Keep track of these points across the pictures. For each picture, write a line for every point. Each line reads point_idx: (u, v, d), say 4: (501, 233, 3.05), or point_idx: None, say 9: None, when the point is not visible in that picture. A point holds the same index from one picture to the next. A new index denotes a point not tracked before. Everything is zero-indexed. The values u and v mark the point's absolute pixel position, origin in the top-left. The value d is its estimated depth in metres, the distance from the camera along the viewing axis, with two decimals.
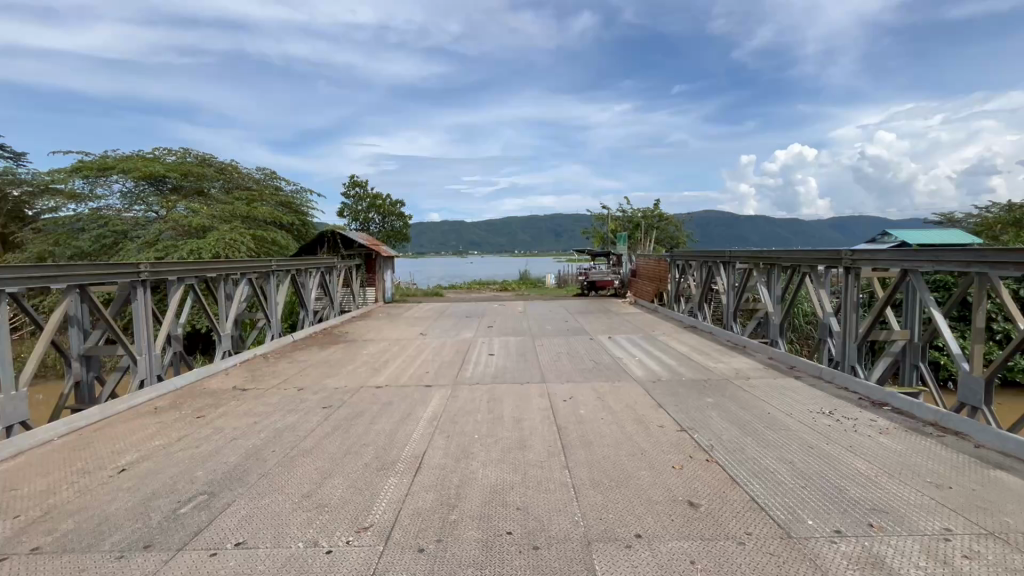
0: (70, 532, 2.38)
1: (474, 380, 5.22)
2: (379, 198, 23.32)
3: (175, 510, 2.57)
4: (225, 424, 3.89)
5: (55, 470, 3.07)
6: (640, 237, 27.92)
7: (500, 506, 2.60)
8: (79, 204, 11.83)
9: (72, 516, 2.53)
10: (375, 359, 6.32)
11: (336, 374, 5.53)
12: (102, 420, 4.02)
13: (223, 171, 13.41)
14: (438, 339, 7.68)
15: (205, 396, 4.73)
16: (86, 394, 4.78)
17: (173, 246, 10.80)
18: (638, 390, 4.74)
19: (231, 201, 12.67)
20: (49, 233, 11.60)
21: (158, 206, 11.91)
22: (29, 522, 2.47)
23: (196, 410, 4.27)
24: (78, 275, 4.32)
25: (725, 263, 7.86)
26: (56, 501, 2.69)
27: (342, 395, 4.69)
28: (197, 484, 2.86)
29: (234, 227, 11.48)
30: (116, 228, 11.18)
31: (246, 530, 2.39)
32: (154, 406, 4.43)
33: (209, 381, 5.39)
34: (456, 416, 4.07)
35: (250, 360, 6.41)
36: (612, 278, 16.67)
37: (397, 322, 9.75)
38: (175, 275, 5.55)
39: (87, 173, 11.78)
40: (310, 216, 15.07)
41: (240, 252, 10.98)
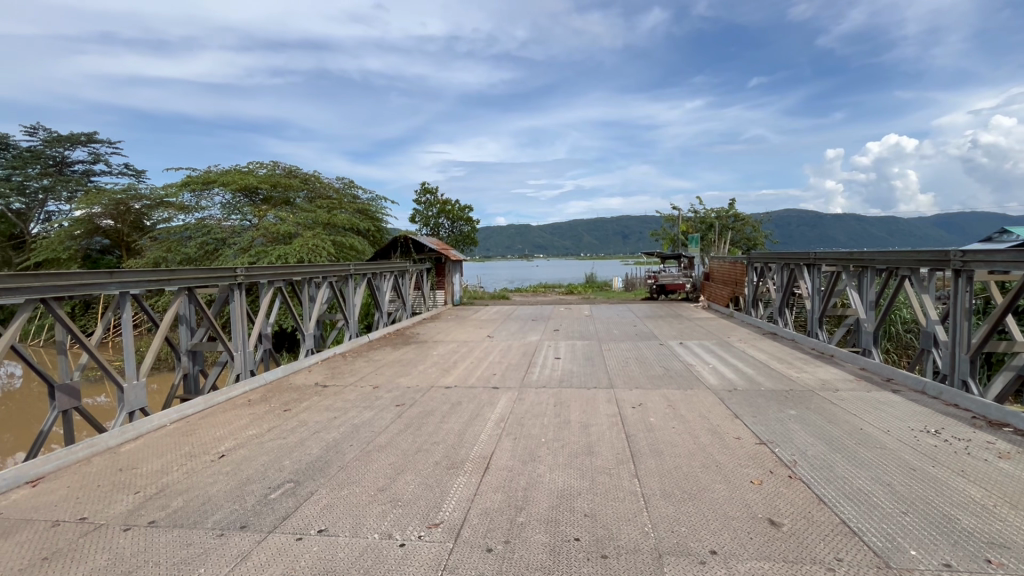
0: (180, 510, 2.65)
1: (540, 384, 5.22)
2: (448, 203, 24.03)
3: (267, 495, 2.80)
4: (309, 418, 4.18)
5: (168, 453, 3.44)
6: (713, 239, 26.69)
7: (568, 511, 2.59)
8: (187, 215, 13.22)
9: (181, 494, 2.82)
10: (445, 360, 6.51)
11: (408, 373, 5.76)
12: (205, 409, 4.45)
13: (307, 181, 14.40)
14: (505, 342, 7.77)
15: (292, 391, 5.11)
16: (193, 385, 5.28)
17: (263, 251, 11.77)
18: (711, 399, 4.53)
19: (315, 209, 13.57)
20: (163, 241, 13.05)
21: (252, 215, 13.02)
22: (147, 498, 2.79)
23: (284, 404, 4.62)
24: (186, 279, 4.82)
25: (809, 265, 7.30)
26: (168, 480, 3.01)
27: (414, 393, 4.89)
28: (285, 472, 3.09)
29: (317, 234, 12.30)
30: (216, 236, 12.40)
31: (327, 518, 2.54)
32: (248, 399, 4.84)
33: (295, 377, 5.82)
34: (524, 418, 4.10)
35: (331, 358, 6.85)
36: (683, 281, 16.06)
37: (466, 324, 9.98)
38: (266, 279, 6.04)
39: (194, 187, 13.16)
40: (384, 222, 15.79)
41: (321, 257, 11.72)
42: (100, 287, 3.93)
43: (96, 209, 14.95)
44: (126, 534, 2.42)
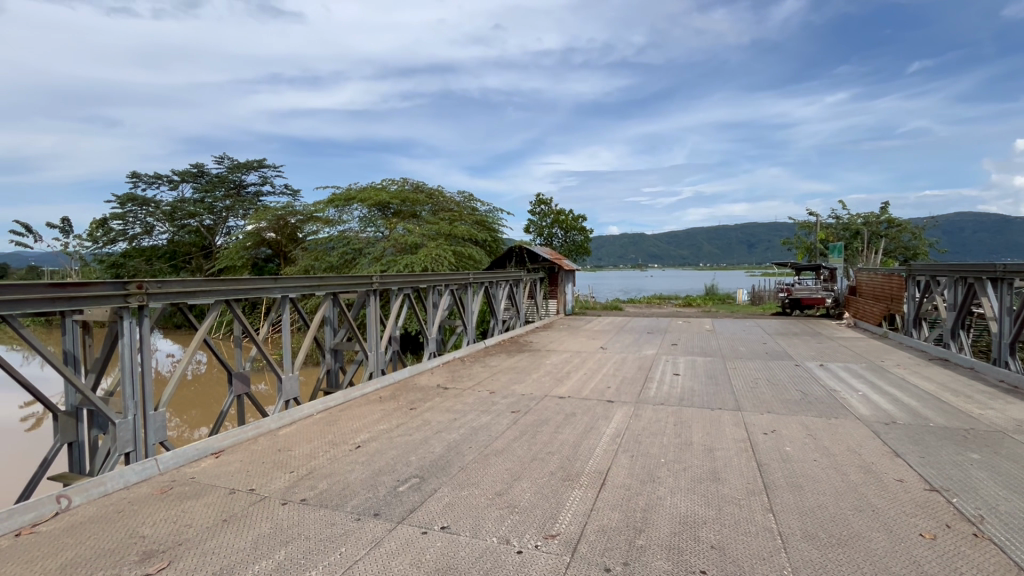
0: (324, 492, 2.97)
1: (658, 401, 4.97)
2: (562, 212, 24.22)
3: (397, 487, 3.02)
4: (432, 418, 4.44)
5: (315, 439, 3.89)
6: (860, 247, 23.46)
7: (691, 540, 2.42)
8: (332, 228, 14.93)
9: (325, 478, 3.16)
10: (558, 369, 6.52)
11: (522, 381, 5.86)
12: (345, 402, 4.96)
13: (432, 195, 15.47)
14: (619, 354, 7.56)
15: (417, 391, 5.48)
16: (334, 380, 5.89)
17: (393, 260, 12.86)
18: (863, 432, 3.96)
19: (438, 221, 14.53)
20: (312, 251, 14.89)
21: (384, 227, 14.31)
22: (299, 478, 3.17)
23: (411, 402, 4.97)
24: (332, 285, 5.46)
25: (996, 280, 6.06)
26: (315, 464, 3.39)
27: (529, 401, 4.95)
28: (411, 467, 3.32)
29: (439, 244, 13.14)
30: (354, 247, 13.81)
31: (449, 516, 2.67)
32: (379, 395, 5.30)
33: (419, 377, 6.24)
34: (642, 435, 3.94)
35: (450, 361, 7.23)
36: (822, 295, 14.31)
37: (578, 334, 9.90)
38: (396, 286, 6.59)
39: (337, 203, 14.85)
40: (500, 233, 16.37)
41: (443, 266, 12.48)
42: (267, 290, 4.60)
43: (263, 224, 17.55)
44: (284, 508, 2.77)
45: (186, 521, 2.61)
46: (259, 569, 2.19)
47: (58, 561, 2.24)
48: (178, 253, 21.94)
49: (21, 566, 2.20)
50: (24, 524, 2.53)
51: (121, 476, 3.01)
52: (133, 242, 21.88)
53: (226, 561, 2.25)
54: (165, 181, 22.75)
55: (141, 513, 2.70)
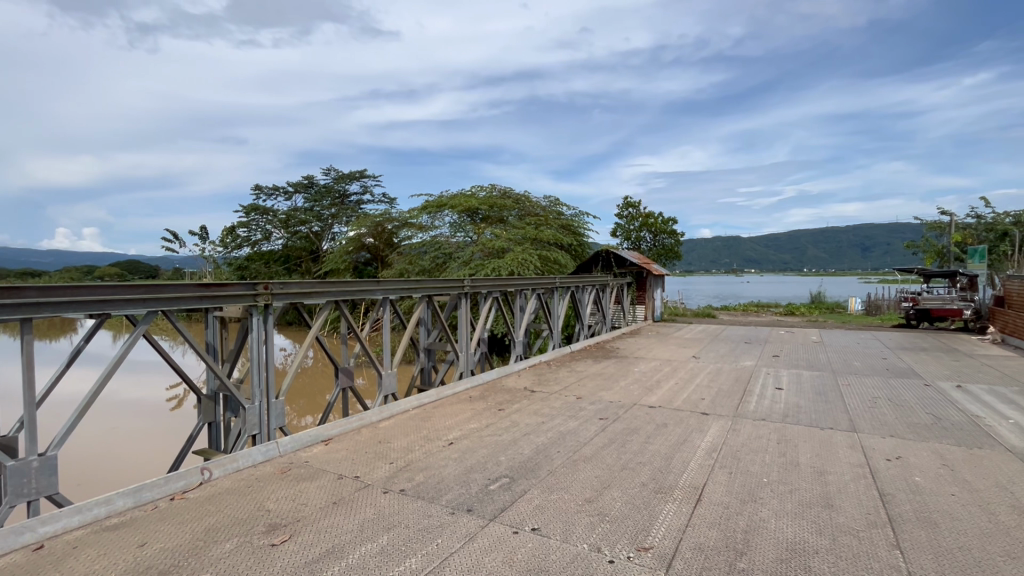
0: (421, 484, 3.13)
1: (758, 416, 4.63)
2: (651, 216, 23.46)
3: (488, 485, 3.10)
4: (520, 420, 4.52)
5: (411, 433, 4.11)
6: (1009, 251, 20.12)
7: (800, 570, 2.23)
8: (424, 233, 15.70)
9: (422, 471, 3.33)
10: (648, 378, 6.32)
11: (610, 388, 5.77)
12: (438, 400, 5.20)
13: (519, 200, 15.74)
14: (713, 364, 7.15)
15: (505, 392, 5.60)
16: (428, 377, 6.19)
17: (481, 264, 13.22)
18: (1015, 466, 3.40)
19: (524, 226, 14.72)
20: (406, 254, 15.76)
21: (473, 232, 14.78)
22: (398, 469, 3.37)
23: (499, 404, 5.09)
24: (428, 288, 5.77)
25: None
26: (412, 457, 3.60)
27: (617, 409, 4.86)
28: (501, 467, 3.39)
29: (525, 249, 13.31)
30: (444, 251, 14.38)
31: (539, 519, 2.69)
32: (469, 395, 5.49)
33: (507, 379, 6.36)
34: (742, 452, 3.70)
35: (537, 365, 7.29)
36: (959, 306, 12.49)
37: (667, 342, 9.50)
38: (486, 289, 6.79)
39: (430, 210, 15.61)
40: (586, 237, 16.22)
41: (529, 270, 12.61)
42: (370, 292, 4.96)
43: (363, 230, 18.89)
44: (386, 496, 2.97)
45: (303, 500, 2.89)
46: (365, 551, 2.37)
47: (203, 525, 2.57)
48: (291, 256, 24.22)
49: (175, 526, 2.56)
50: (175, 490, 2.94)
51: (250, 455, 3.40)
52: (256, 247, 24.59)
53: (337, 539, 2.45)
54: (282, 193, 25.29)
55: (265, 489, 3.02)
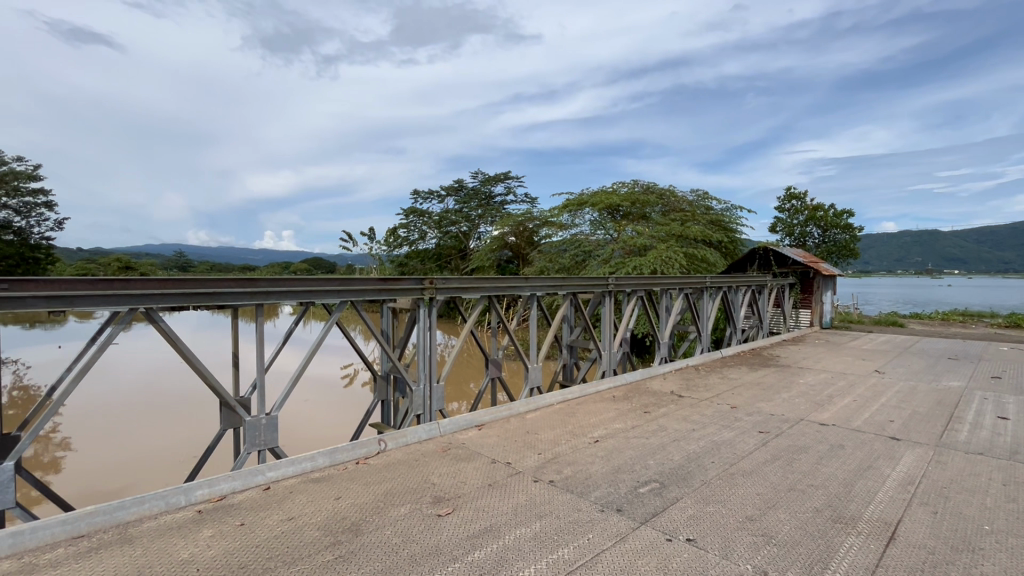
0: (569, 477, 3.19)
1: (971, 449, 3.80)
2: (820, 208, 20.63)
3: (637, 488, 3.04)
4: (668, 424, 4.33)
5: (557, 427, 4.20)
6: None
7: None
8: (565, 231, 15.86)
9: (570, 465, 3.39)
10: (817, 392, 5.58)
11: (771, 399, 5.22)
12: (581, 396, 5.23)
13: (663, 196, 15.09)
14: (904, 382, 6.04)
15: (650, 395, 5.40)
16: (569, 374, 6.26)
17: (622, 262, 12.90)
18: None
19: (669, 223, 14.00)
20: (547, 252, 16.10)
21: (613, 230, 14.50)
22: (546, 460, 3.48)
23: (644, 406, 4.93)
24: (574, 285, 5.80)
25: None
26: (559, 450, 3.68)
27: (780, 423, 4.38)
28: (650, 471, 3.29)
29: (670, 246, 12.69)
30: (584, 249, 14.33)
31: (694, 530, 2.56)
32: (612, 394, 5.41)
33: (651, 381, 6.13)
34: (949, 489, 3.08)
35: (683, 369, 6.90)
36: None
37: (841, 353, 8.27)
38: (631, 288, 6.60)
39: (570, 208, 15.72)
40: (739, 233, 14.87)
41: (673, 268, 11.99)
42: (519, 288, 5.16)
43: (506, 230, 19.77)
44: (536, 485, 3.08)
45: (462, 478, 3.15)
46: (520, 534, 2.49)
47: (382, 488, 2.95)
48: (443, 255, 26.53)
49: (362, 486, 2.98)
50: (359, 456, 3.41)
51: (416, 432, 3.79)
52: (413, 246, 27.31)
53: (494, 519, 2.62)
54: (435, 196, 27.59)
55: (430, 465, 3.35)
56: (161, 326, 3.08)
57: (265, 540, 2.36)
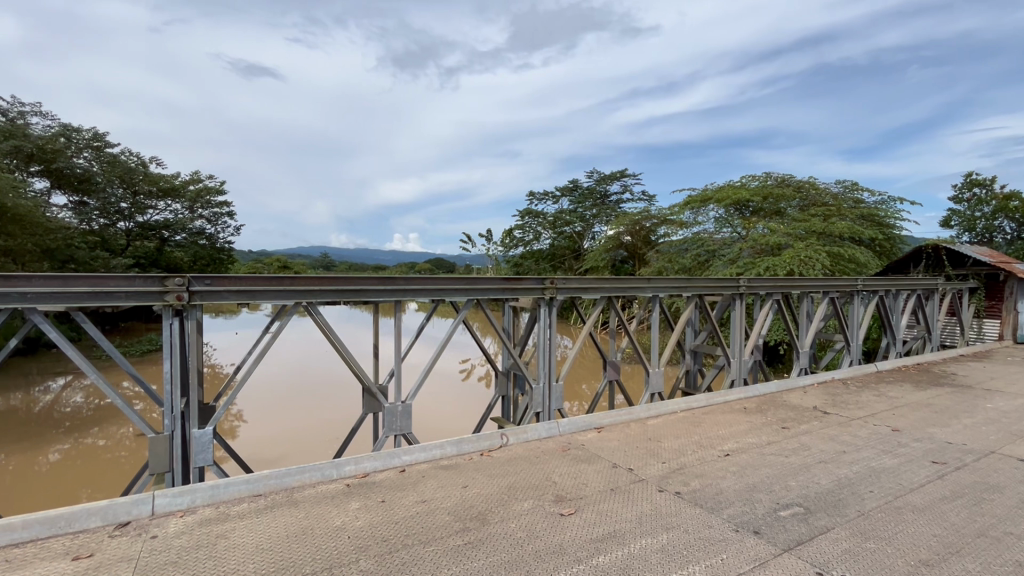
0: (698, 491, 3.00)
1: None
2: (1014, 198, 17.07)
3: (778, 511, 2.76)
4: (813, 444, 3.87)
5: (682, 437, 3.98)
6: None
7: None
8: (687, 230, 15.01)
9: (697, 478, 3.19)
10: (1013, 420, 4.58)
11: (947, 425, 4.41)
12: (707, 405, 4.90)
13: (801, 189, 13.60)
14: None
15: (789, 409, 4.88)
16: (693, 381, 5.91)
17: (751, 263, 11.83)
18: None
19: (809, 219, 12.56)
20: (666, 252, 15.39)
21: (741, 227, 13.37)
22: (671, 470, 3.31)
23: (782, 421, 4.46)
24: (699, 287, 5.45)
25: None
26: (685, 461, 3.48)
27: (962, 455, 3.68)
28: (793, 494, 2.97)
29: (811, 245, 11.38)
30: (708, 248, 13.42)
31: (851, 566, 2.25)
32: (744, 406, 4.98)
33: (789, 395, 5.54)
34: None
35: (829, 383, 6.12)
36: None
37: None
38: (765, 291, 6.02)
39: (693, 205, 14.82)
40: (899, 229, 12.84)
41: (814, 269, 10.72)
42: (641, 288, 4.99)
43: (622, 229, 19.26)
44: (661, 494, 2.95)
45: (584, 480, 3.12)
46: (645, 544, 2.40)
47: (506, 482, 3.04)
48: (557, 255, 26.74)
49: (487, 477, 3.10)
50: (484, 448, 3.56)
51: (537, 430, 3.85)
52: (528, 246, 27.85)
53: (617, 525, 2.56)
54: (551, 197, 27.81)
55: (551, 463, 3.38)
56: (318, 319, 3.51)
57: (404, 517, 2.57)
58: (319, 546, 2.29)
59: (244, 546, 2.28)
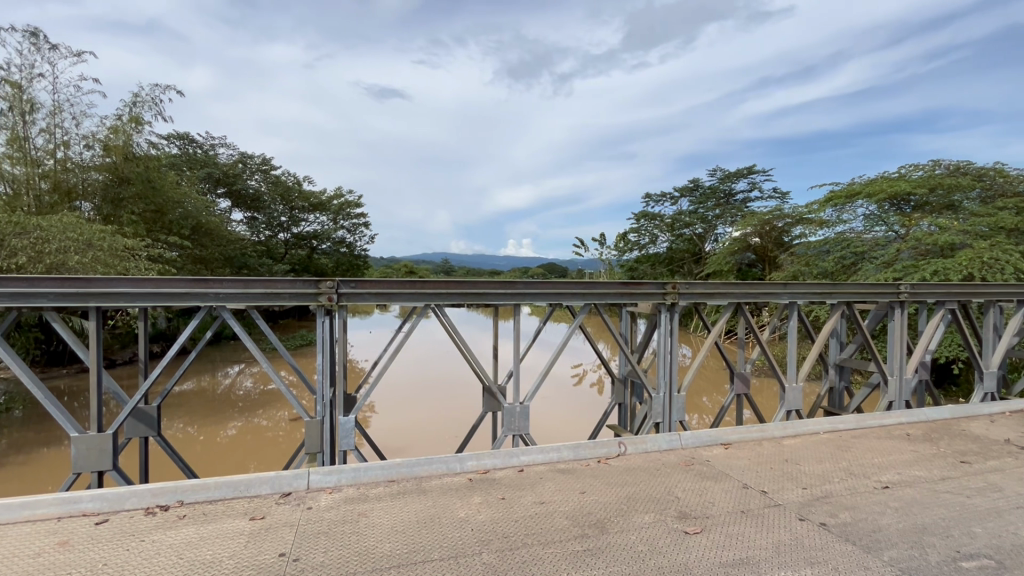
0: (849, 525, 2.64)
1: None
2: None
3: (957, 560, 2.32)
4: (1006, 484, 3.19)
5: (828, 462, 3.53)
6: None
7: None
8: (829, 229, 13.35)
9: (848, 510, 2.81)
10: None
11: None
12: (858, 428, 4.29)
13: (982, 177, 11.36)
14: None
15: (969, 441, 4.08)
16: (838, 401, 5.22)
17: (913, 266, 10.14)
18: None
19: (995, 213, 10.41)
20: (802, 255, 13.86)
21: (900, 225, 11.53)
22: (814, 498, 2.95)
23: (961, 454, 3.75)
24: (849, 293, 4.79)
25: None
26: (832, 489, 3.08)
27: None
28: (979, 543, 2.47)
29: (996, 244, 9.44)
30: (855, 249, 11.81)
31: None
32: (907, 432, 4.27)
33: (969, 423, 4.63)
34: None
35: None
36: None
37: None
38: (936, 299, 5.10)
39: (836, 201, 13.13)
40: None
41: (1002, 273, 8.88)
42: (776, 295, 4.54)
43: (749, 230, 17.74)
44: (802, 524, 2.64)
45: (710, 498, 2.91)
46: None
47: (625, 492, 2.96)
48: (675, 258, 25.46)
49: (605, 485, 3.04)
50: (601, 455, 3.50)
51: (656, 441, 3.69)
52: (644, 250, 26.89)
53: (749, 551, 2.35)
54: (668, 198, 26.56)
55: (672, 477, 3.21)
56: (444, 321, 3.74)
57: (522, 517, 2.62)
58: (444, 535, 2.43)
59: (381, 526, 2.50)
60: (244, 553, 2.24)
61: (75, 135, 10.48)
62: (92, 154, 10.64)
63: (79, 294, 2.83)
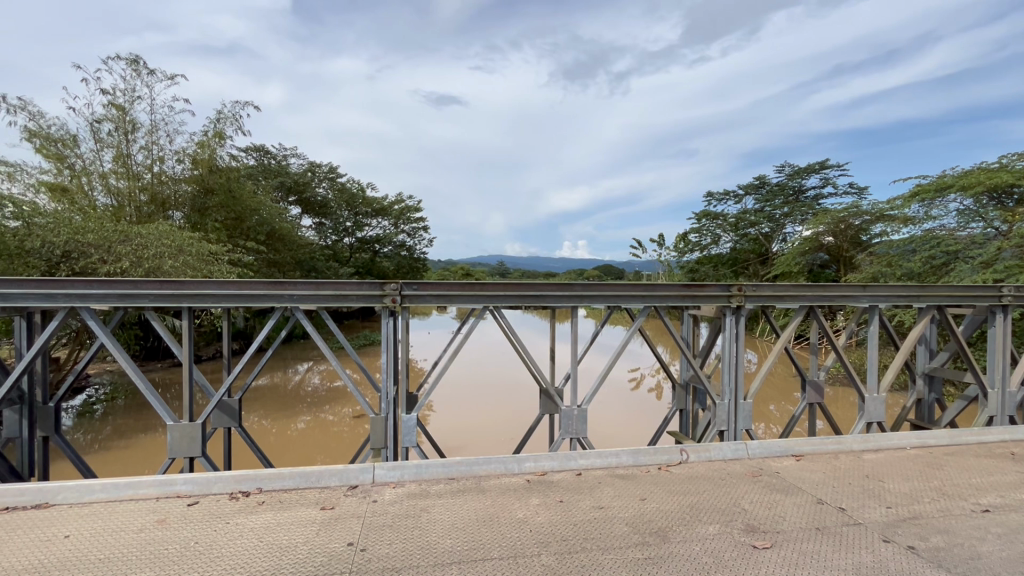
0: (942, 550, 2.41)
1: None
2: None
3: None
4: None
5: (916, 479, 3.24)
6: None
7: None
8: (916, 227, 12.27)
9: (941, 534, 2.56)
10: None
11: None
12: (952, 444, 3.91)
13: None
14: None
15: None
16: (927, 414, 4.80)
17: (1016, 266, 9.12)
18: None
19: None
20: (883, 255, 12.84)
21: (1001, 220, 10.41)
22: (901, 518, 2.73)
23: None
24: (941, 296, 4.38)
25: None
26: (921, 510, 2.83)
27: None
28: None
29: None
30: (946, 248, 10.78)
31: None
32: (1011, 451, 3.84)
33: None
34: None
35: None
36: None
37: None
38: None
39: (924, 196, 12.05)
40: None
41: None
42: (854, 298, 4.23)
43: (822, 229, 16.64)
44: (887, 546, 2.45)
45: (781, 512, 2.76)
46: None
47: (688, 500, 2.87)
48: (739, 259, 24.34)
49: (666, 493, 2.96)
50: (662, 462, 3.40)
51: (721, 449, 3.54)
52: (706, 250, 25.91)
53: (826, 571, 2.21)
54: (732, 196, 25.42)
55: (739, 487, 3.07)
56: (501, 323, 3.79)
57: (581, 520, 2.61)
58: (504, 534, 2.46)
59: (443, 522, 2.56)
60: (317, 540, 2.38)
61: (169, 150, 11.49)
62: (183, 168, 11.64)
63: (174, 294, 3.11)
